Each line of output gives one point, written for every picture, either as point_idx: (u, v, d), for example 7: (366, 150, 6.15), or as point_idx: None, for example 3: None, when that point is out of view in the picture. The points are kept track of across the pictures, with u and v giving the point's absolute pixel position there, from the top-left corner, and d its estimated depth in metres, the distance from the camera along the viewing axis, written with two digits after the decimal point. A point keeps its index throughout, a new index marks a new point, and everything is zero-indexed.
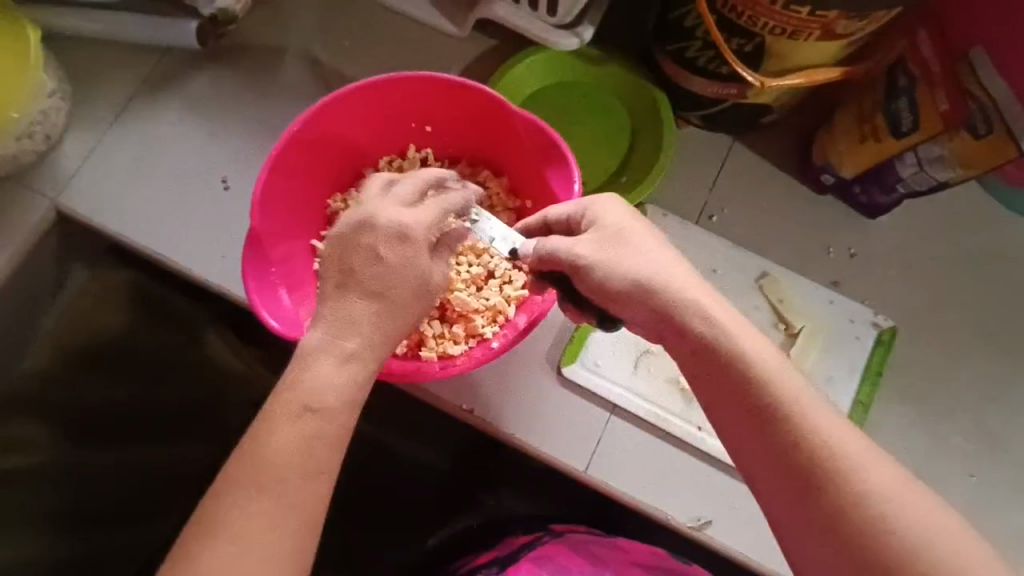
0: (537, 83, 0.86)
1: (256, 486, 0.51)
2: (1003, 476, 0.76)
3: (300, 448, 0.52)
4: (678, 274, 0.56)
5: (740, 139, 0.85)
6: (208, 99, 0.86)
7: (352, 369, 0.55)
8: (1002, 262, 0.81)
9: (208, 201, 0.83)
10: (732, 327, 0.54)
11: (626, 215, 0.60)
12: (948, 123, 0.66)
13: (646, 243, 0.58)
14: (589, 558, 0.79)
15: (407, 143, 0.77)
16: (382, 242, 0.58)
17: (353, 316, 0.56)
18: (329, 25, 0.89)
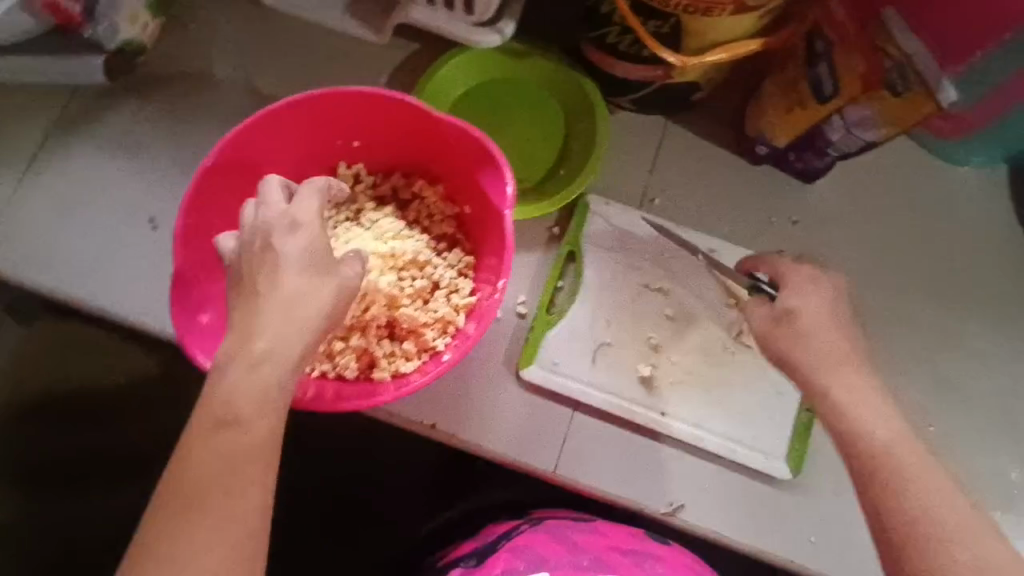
0: (465, 83, 0.84)
1: (182, 520, 0.48)
2: (958, 422, 0.78)
3: (222, 475, 0.48)
4: (826, 347, 0.62)
5: (674, 119, 0.85)
6: (127, 134, 0.82)
7: (263, 373, 0.50)
8: (938, 212, 0.83)
9: (137, 242, 0.79)
10: (861, 409, 0.60)
11: (822, 301, 0.64)
12: (868, 84, 0.66)
13: (815, 331, 0.63)
14: (568, 544, 0.77)
15: (336, 160, 0.74)
16: (274, 236, 0.53)
17: (260, 316, 0.50)
18: (245, 44, 0.86)
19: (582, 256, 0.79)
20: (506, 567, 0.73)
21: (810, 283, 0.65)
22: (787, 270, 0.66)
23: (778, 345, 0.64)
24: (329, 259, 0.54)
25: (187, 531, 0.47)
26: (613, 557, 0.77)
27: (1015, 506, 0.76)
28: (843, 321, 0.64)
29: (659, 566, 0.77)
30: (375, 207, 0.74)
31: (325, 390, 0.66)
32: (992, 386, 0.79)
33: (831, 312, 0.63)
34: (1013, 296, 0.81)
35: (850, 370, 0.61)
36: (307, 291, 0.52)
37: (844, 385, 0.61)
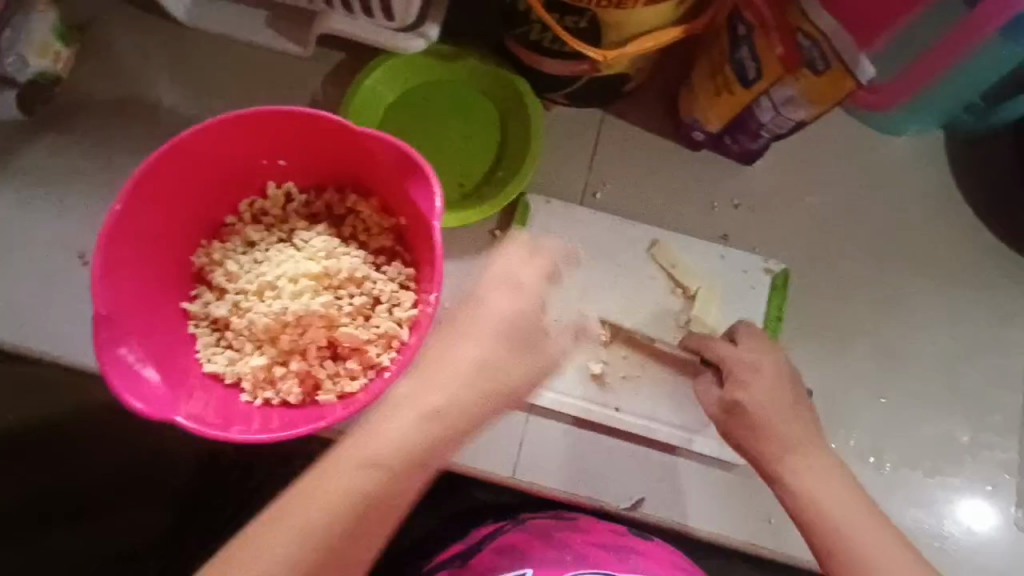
0: (395, 90, 0.82)
1: (301, 517, 0.54)
2: (910, 393, 0.78)
3: (365, 488, 0.55)
4: (787, 439, 0.63)
5: (610, 111, 0.84)
6: (49, 168, 0.80)
7: (405, 441, 0.57)
8: (877, 185, 0.83)
9: (68, 280, 0.77)
10: (829, 490, 0.61)
11: (771, 385, 0.64)
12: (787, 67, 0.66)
13: (773, 421, 0.63)
14: (552, 542, 0.67)
15: (266, 180, 0.73)
16: (493, 297, 0.62)
17: (459, 365, 0.60)
18: (166, 66, 0.84)
19: None
20: (486, 564, 0.66)
21: (755, 368, 0.65)
22: (730, 354, 0.67)
23: (740, 439, 0.64)
24: (520, 334, 0.61)
25: (306, 533, 0.53)
26: (596, 553, 0.66)
27: (971, 472, 0.77)
28: (791, 402, 0.65)
29: (645, 561, 0.66)
30: (308, 225, 0.72)
31: (269, 420, 0.65)
32: (942, 354, 0.80)
33: (783, 392, 0.64)
34: (956, 262, 0.82)
35: (807, 452, 0.63)
36: (495, 361, 0.60)
37: (807, 463, 0.62)
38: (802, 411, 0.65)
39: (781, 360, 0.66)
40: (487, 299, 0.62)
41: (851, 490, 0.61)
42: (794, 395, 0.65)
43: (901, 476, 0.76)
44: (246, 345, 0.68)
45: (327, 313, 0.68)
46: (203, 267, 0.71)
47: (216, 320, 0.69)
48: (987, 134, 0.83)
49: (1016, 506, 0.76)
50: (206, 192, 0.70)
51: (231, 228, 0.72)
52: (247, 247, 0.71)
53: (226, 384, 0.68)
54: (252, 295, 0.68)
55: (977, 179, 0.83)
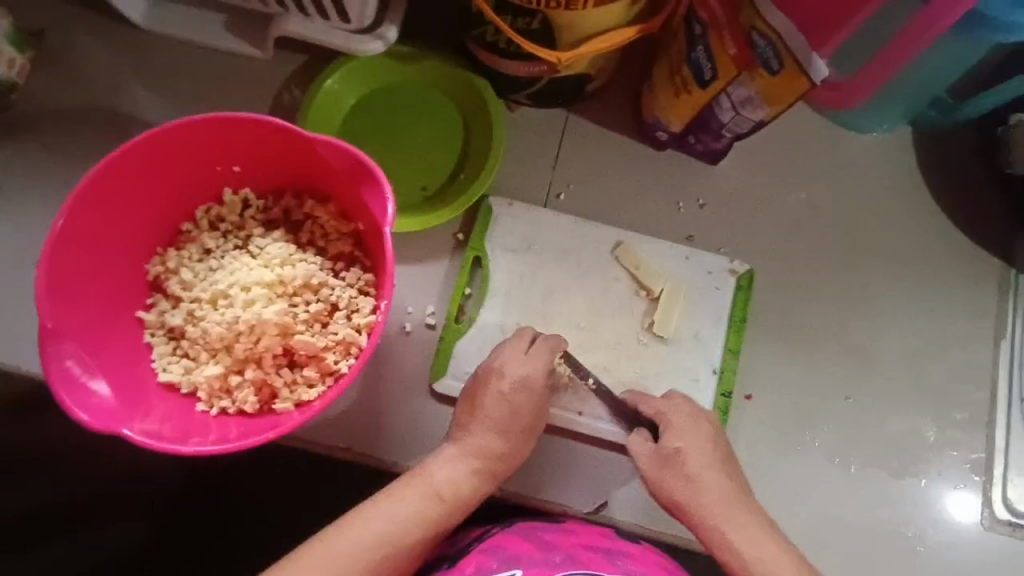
0: (356, 93, 0.81)
1: (343, 552, 0.59)
2: (877, 391, 0.78)
3: (407, 534, 0.62)
4: (720, 491, 0.65)
5: (574, 111, 0.83)
6: (6, 176, 0.79)
7: (431, 503, 0.63)
8: (843, 182, 0.83)
9: (25, 288, 0.76)
10: (765, 549, 0.62)
11: (705, 438, 0.67)
12: (741, 65, 0.65)
13: (708, 471, 0.65)
14: (539, 544, 0.67)
15: (221, 187, 0.72)
16: (507, 372, 0.67)
17: (475, 452, 0.65)
18: (125, 71, 0.83)
19: (488, 260, 0.78)
20: (476, 566, 0.66)
21: (691, 422, 0.68)
22: (665, 408, 0.69)
23: (672, 491, 0.65)
24: (524, 418, 0.67)
25: (343, 568, 0.59)
26: (584, 555, 0.66)
27: (936, 472, 0.76)
28: (724, 458, 0.67)
29: (634, 563, 0.66)
30: (264, 231, 0.72)
31: (225, 432, 0.64)
32: (909, 352, 0.79)
33: (718, 444, 0.67)
34: (922, 261, 0.81)
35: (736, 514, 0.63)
36: (505, 442, 0.66)
37: (735, 525, 0.63)
38: (729, 474, 0.66)
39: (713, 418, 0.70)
40: (504, 377, 0.67)
41: (781, 545, 0.61)
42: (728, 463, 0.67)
43: (868, 476, 0.76)
44: (201, 354, 0.67)
45: (281, 321, 0.67)
46: (158, 275, 0.70)
47: (171, 329, 0.69)
48: (951, 130, 0.83)
49: (983, 507, 0.76)
50: (160, 199, 0.70)
51: (186, 235, 0.72)
52: (202, 254, 0.71)
53: (182, 393, 0.67)
54: (206, 303, 0.68)
55: (943, 176, 0.82)
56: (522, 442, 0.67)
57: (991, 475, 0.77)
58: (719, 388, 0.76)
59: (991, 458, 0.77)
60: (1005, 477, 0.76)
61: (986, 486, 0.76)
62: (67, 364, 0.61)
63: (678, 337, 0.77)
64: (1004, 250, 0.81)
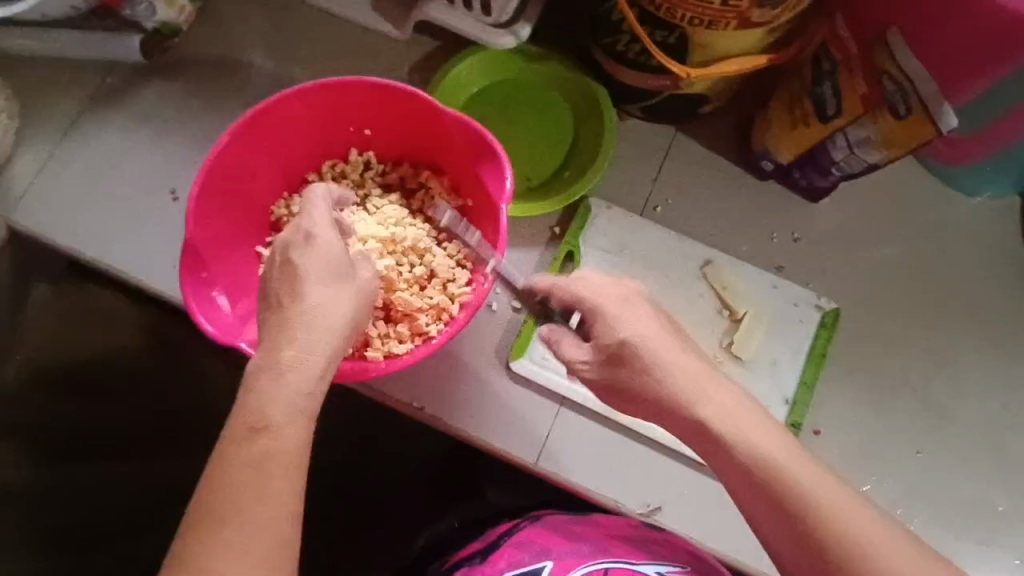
0: (480, 82, 0.86)
1: (224, 499, 0.49)
2: (949, 451, 0.77)
3: (250, 478, 0.50)
4: (687, 374, 0.56)
5: (683, 131, 0.86)
6: (156, 111, 0.87)
7: (291, 382, 0.52)
8: (943, 238, 0.83)
9: (158, 213, 0.84)
10: (741, 424, 0.54)
11: (640, 317, 0.58)
12: (869, 106, 0.67)
13: (660, 351, 0.57)
14: (568, 536, 0.69)
15: (349, 146, 0.78)
16: (297, 253, 0.57)
17: (269, 357, 0.53)
18: (275, 34, 0.90)
19: (579, 256, 0.81)
20: (510, 560, 0.68)
21: (622, 307, 0.59)
22: (587, 289, 0.60)
23: (635, 389, 0.57)
24: (338, 272, 0.57)
25: (240, 487, 0.49)
26: (613, 544, 0.68)
27: (999, 545, 0.75)
28: (679, 340, 0.59)
29: (662, 550, 0.68)
30: (381, 193, 0.77)
31: None
32: (988, 418, 0.78)
33: (658, 317, 0.59)
34: (1014, 330, 0.80)
35: (712, 396, 0.56)
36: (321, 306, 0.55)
37: (713, 405, 0.55)
38: (678, 347, 0.58)
39: (639, 289, 0.61)
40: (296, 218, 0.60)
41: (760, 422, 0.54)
42: (679, 339, 0.59)
43: (929, 534, 0.75)
44: None
45: (387, 276, 0.72)
46: (280, 217, 0.76)
47: None
48: None
49: None
50: (295, 149, 0.76)
51: (311, 185, 0.77)
52: None
53: None
54: None
55: None
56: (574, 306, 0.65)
57: None
58: (788, 417, 0.76)
59: None
60: None
61: None
62: (200, 278, 0.67)
63: (752, 363, 0.78)
64: None
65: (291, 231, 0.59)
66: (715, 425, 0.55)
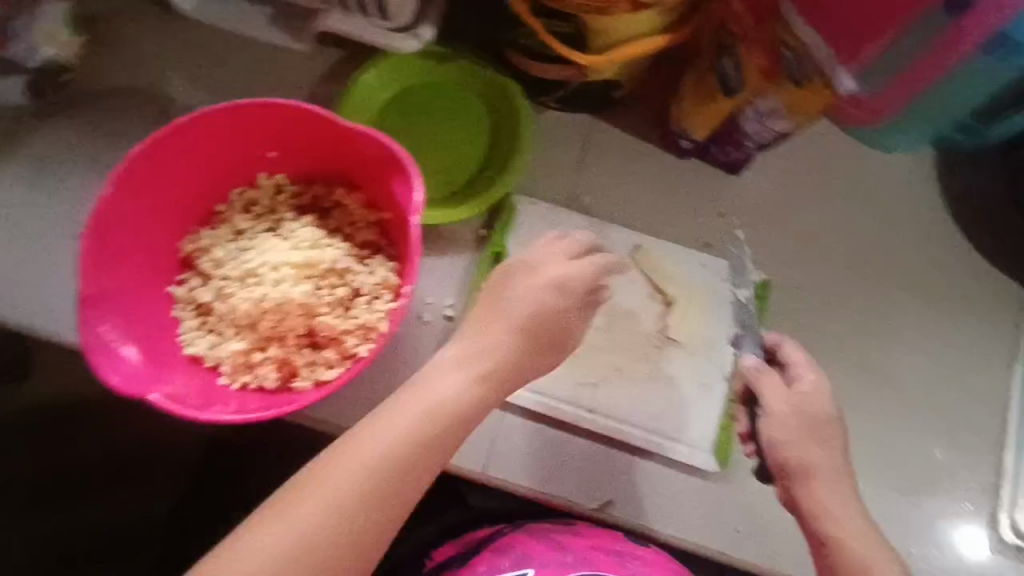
0: (391, 90, 0.84)
1: (303, 512, 0.54)
2: (886, 409, 0.78)
3: (355, 502, 0.55)
4: (818, 401, 0.68)
5: (599, 118, 0.85)
6: (47, 150, 0.81)
7: (424, 415, 0.60)
8: (863, 199, 0.83)
9: (58, 259, 0.78)
10: (824, 455, 0.66)
11: (797, 379, 0.69)
12: (770, 78, 0.67)
13: (802, 390, 0.68)
14: (551, 544, 0.75)
15: (255, 170, 0.75)
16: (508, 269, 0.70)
17: (431, 376, 0.63)
18: (168, 57, 0.85)
19: (508, 256, 0.80)
20: (491, 564, 0.74)
21: (817, 386, 0.69)
22: (785, 349, 0.71)
23: (784, 419, 0.67)
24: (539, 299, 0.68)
25: (321, 513, 0.54)
26: (595, 555, 0.74)
27: (944, 493, 0.77)
28: (822, 418, 0.68)
29: (641, 565, 0.74)
30: (294, 216, 0.74)
31: (245, 403, 0.67)
32: (922, 371, 0.79)
33: (819, 379, 0.69)
34: (943, 280, 0.81)
35: (817, 448, 0.66)
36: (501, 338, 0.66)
37: (817, 456, 0.66)
38: (834, 421, 0.68)
39: (807, 355, 0.71)
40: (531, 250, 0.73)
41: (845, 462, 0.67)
42: (818, 382, 0.69)
43: (876, 493, 0.76)
44: (227, 329, 0.69)
45: (306, 302, 0.69)
46: (190, 253, 0.72)
47: (199, 305, 0.71)
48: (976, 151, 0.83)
49: (989, 527, 0.76)
50: (197, 180, 0.72)
51: (221, 216, 0.74)
52: (233, 236, 0.73)
53: (206, 367, 0.69)
54: (235, 281, 0.70)
55: (965, 198, 0.83)
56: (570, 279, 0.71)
57: (998, 496, 0.77)
58: (727, 393, 0.77)
59: (999, 481, 0.77)
60: (1013, 500, 0.76)
61: (994, 508, 0.76)
62: (101, 331, 0.64)
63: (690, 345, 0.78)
64: None
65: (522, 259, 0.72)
66: (811, 472, 0.65)
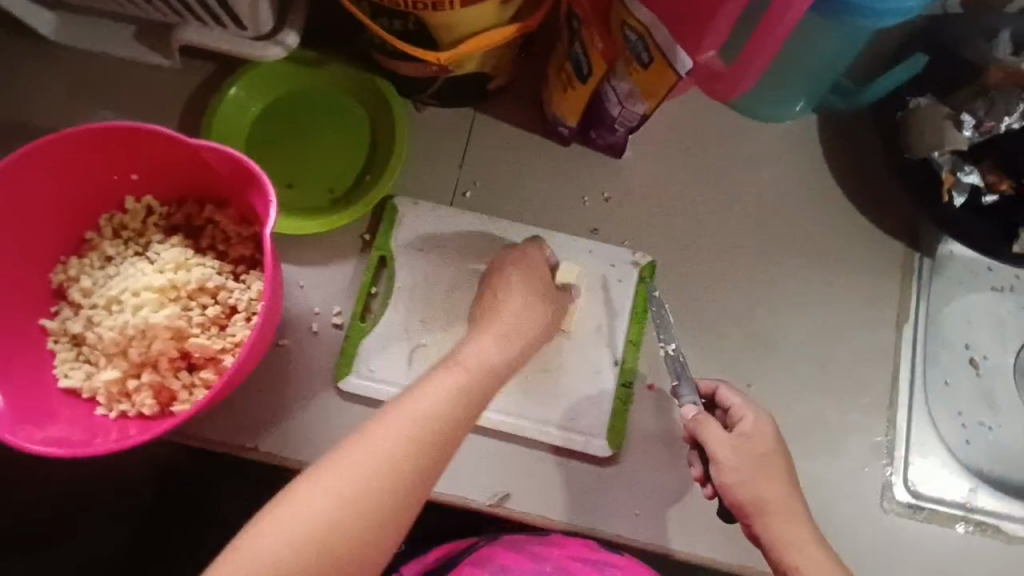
0: (261, 101, 0.82)
1: (364, 458, 0.52)
2: (778, 379, 0.79)
3: (416, 448, 0.54)
4: (763, 447, 0.65)
5: (480, 110, 0.84)
6: None
7: (469, 376, 0.60)
8: (747, 172, 0.83)
9: None
10: (779, 491, 0.64)
11: (742, 425, 0.66)
12: (610, 63, 0.68)
13: (747, 436, 0.65)
14: (530, 558, 0.68)
15: (123, 195, 0.74)
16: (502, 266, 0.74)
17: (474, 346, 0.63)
18: (33, 83, 0.83)
19: (392, 259, 0.80)
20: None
21: (761, 423, 0.67)
22: (725, 394, 0.69)
23: (734, 474, 0.64)
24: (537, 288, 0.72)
25: (380, 462, 0.52)
26: (574, 568, 0.67)
27: (841, 460, 0.77)
28: (770, 451, 0.66)
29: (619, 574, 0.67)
30: (163, 238, 0.73)
31: (125, 430, 0.67)
32: (811, 338, 0.80)
33: (765, 419, 0.67)
34: (826, 247, 0.82)
35: (775, 482, 0.64)
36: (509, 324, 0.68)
37: (771, 489, 0.64)
38: (779, 456, 0.66)
39: (757, 405, 0.68)
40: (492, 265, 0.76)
41: (795, 491, 0.65)
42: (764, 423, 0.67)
43: None
44: (100, 358, 0.69)
45: (174, 325, 0.68)
46: (61, 284, 0.72)
47: (74, 336, 0.70)
48: (852, 116, 0.84)
49: (885, 491, 0.77)
50: (59, 210, 0.71)
51: (90, 243, 0.73)
52: (103, 263, 0.72)
53: (83, 398, 0.69)
54: (102, 309, 0.69)
55: (846, 163, 0.83)
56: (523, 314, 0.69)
57: (892, 455, 0.78)
58: (619, 378, 0.77)
59: (893, 440, 0.78)
60: (906, 459, 0.78)
61: (889, 470, 0.77)
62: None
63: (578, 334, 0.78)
64: (911, 237, 0.83)
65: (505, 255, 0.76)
66: (767, 508, 0.63)
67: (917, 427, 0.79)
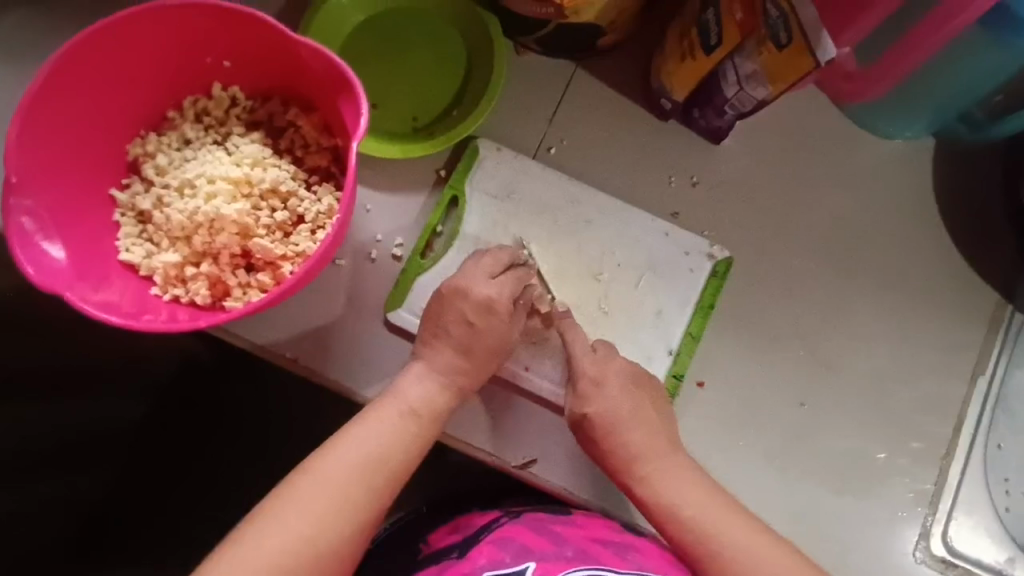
0: (364, 12, 0.79)
1: (317, 496, 0.58)
2: (834, 404, 0.76)
3: (362, 482, 0.59)
4: (604, 413, 0.66)
5: (580, 66, 0.80)
6: None
7: (408, 415, 0.63)
8: (850, 186, 0.78)
9: None
10: (640, 448, 0.65)
11: (590, 385, 0.67)
12: (745, 36, 0.64)
13: (584, 396, 0.67)
14: (549, 537, 0.65)
15: (211, 80, 0.72)
16: (457, 282, 0.67)
17: (396, 389, 0.65)
18: None
19: (464, 200, 0.77)
20: (489, 559, 0.62)
21: (598, 384, 0.67)
22: (579, 358, 0.68)
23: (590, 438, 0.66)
24: (494, 306, 0.66)
25: (334, 496, 0.58)
26: (596, 549, 0.63)
27: (883, 502, 0.74)
28: (630, 416, 0.66)
29: (643, 559, 0.64)
30: (244, 131, 0.72)
31: (175, 315, 0.66)
32: (875, 371, 0.76)
33: (621, 384, 0.67)
34: (915, 281, 0.78)
35: (630, 436, 0.65)
36: (474, 340, 0.66)
37: (626, 444, 0.65)
38: (635, 415, 0.66)
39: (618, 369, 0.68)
40: (479, 258, 0.69)
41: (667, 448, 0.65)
42: (612, 384, 0.67)
43: (809, 489, 0.74)
44: (163, 240, 0.68)
45: (242, 222, 0.67)
46: (136, 157, 0.71)
47: (141, 212, 0.70)
48: (976, 150, 0.78)
49: (920, 539, 0.74)
50: (146, 83, 0.70)
51: (170, 122, 0.72)
52: (181, 145, 0.71)
53: (140, 275, 0.68)
54: (174, 191, 0.68)
55: (957, 197, 0.78)
56: (489, 362, 0.67)
57: (935, 507, 0.75)
58: (670, 368, 0.74)
59: (939, 492, 0.75)
60: (949, 513, 0.75)
61: (928, 519, 0.74)
62: (23, 219, 0.63)
63: (634, 315, 0.75)
64: (1007, 287, 0.78)
65: (477, 264, 0.69)
66: (629, 465, 0.64)
67: (967, 486, 0.76)
